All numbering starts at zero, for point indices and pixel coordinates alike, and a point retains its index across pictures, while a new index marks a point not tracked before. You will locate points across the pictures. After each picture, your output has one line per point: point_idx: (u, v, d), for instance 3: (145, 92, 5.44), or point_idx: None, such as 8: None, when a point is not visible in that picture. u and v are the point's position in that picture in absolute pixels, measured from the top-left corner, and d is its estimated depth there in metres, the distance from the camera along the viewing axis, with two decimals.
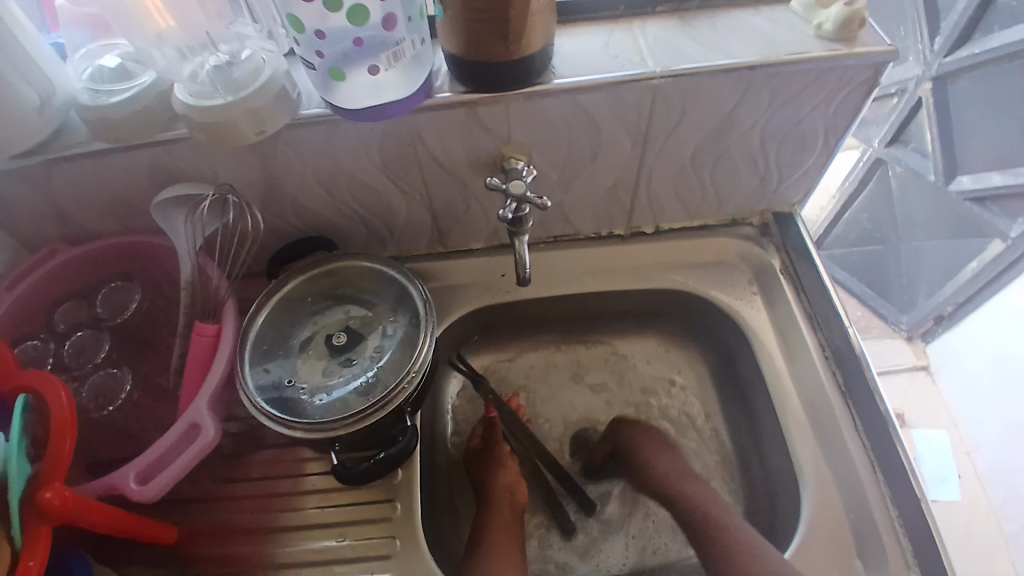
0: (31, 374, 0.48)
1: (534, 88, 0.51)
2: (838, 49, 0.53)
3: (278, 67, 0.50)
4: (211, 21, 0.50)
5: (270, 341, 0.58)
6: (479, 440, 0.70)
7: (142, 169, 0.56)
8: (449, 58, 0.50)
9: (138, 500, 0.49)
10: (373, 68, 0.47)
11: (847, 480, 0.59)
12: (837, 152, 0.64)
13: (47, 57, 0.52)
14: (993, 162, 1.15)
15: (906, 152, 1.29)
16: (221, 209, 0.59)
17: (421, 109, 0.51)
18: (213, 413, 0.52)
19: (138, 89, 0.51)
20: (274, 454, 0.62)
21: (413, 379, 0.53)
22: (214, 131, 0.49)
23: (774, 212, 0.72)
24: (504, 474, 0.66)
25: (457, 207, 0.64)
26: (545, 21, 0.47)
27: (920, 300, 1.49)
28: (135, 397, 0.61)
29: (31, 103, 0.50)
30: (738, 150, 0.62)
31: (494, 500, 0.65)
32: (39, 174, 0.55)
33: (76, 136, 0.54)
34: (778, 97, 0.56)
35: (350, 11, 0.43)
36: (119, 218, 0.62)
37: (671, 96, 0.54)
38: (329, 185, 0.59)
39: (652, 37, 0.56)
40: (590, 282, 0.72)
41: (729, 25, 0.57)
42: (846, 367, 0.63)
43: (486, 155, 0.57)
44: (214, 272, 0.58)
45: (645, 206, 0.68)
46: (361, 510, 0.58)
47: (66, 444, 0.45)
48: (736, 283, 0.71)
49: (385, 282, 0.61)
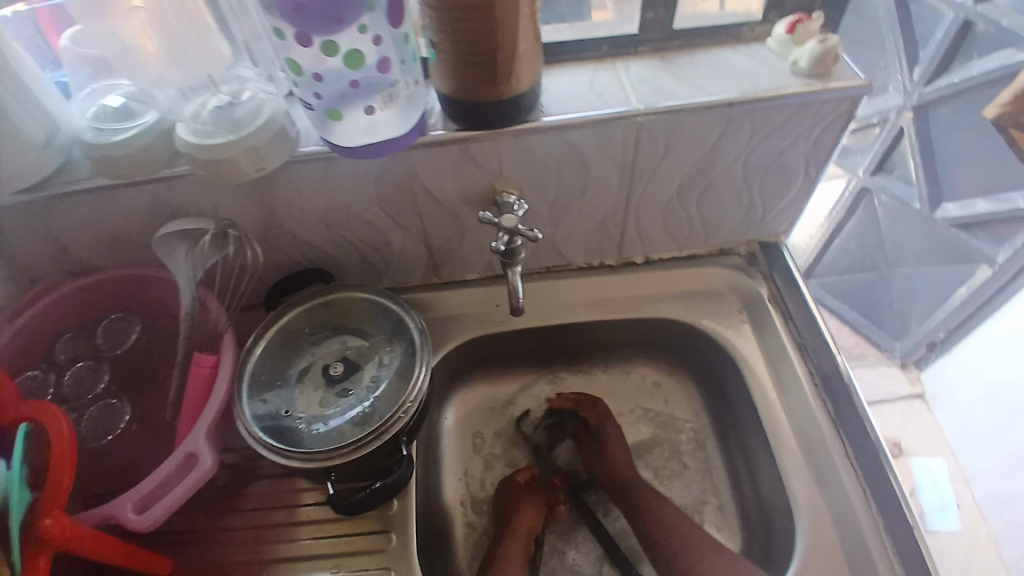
0: (31, 404, 0.49)
1: (524, 125, 0.53)
2: (814, 85, 0.56)
3: (278, 106, 0.52)
4: (212, 63, 0.54)
5: (267, 372, 0.59)
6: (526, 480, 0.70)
7: (144, 206, 0.58)
8: (442, 98, 0.52)
9: (134, 529, 0.49)
10: (369, 108, 0.49)
11: (840, 509, 0.59)
12: (818, 183, 0.66)
13: (50, 95, 0.54)
14: (978, 189, 1.18)
15: (891, 180, 1.33)
16: (222, 242, 0.60)
17: (415, 146, 0.53)
18: (210, 443, 0.52)
19: (141, 129, 0.52)
20: (267, 487, 0.62)
21: (408, 409, 0.54)
22: (216, 167, 0.51)
23: (761, 242, 0.74)
24: (527, 517, 0.65)
25: (452, 239, 0.66)
26: (532, 62, 0.49)
27: (912, 326, 1.50)
28: (134, 428, 0.61)
29: (33, 138, 0.52)
30: (723, 183, 0.64)
31: (514, 530, 0.64)
32: (42, 209, 0.57)
33: (78, 171, 0.56)
34: (760, 131, 0.58)
35: (346, 54, 0.46)
36: (119, 252, 0.64)
37: (656, 131, 0.56)
38: (327, 220, 0.61)
39: (637, 76, 0.59)
40: (582, 311, 0.73)
41: (711, 63, 0.60)
42: (836, 395, 0.64)
43: (478, 190, 0.59)
44: (214, 303, 0.59)
45: (634, 237, 0.70)
46: (355, 541, 0.58)
47: (67, 475, 0.46)
48: (726, 312, 0.72)
49: (381, 313, 0.63)
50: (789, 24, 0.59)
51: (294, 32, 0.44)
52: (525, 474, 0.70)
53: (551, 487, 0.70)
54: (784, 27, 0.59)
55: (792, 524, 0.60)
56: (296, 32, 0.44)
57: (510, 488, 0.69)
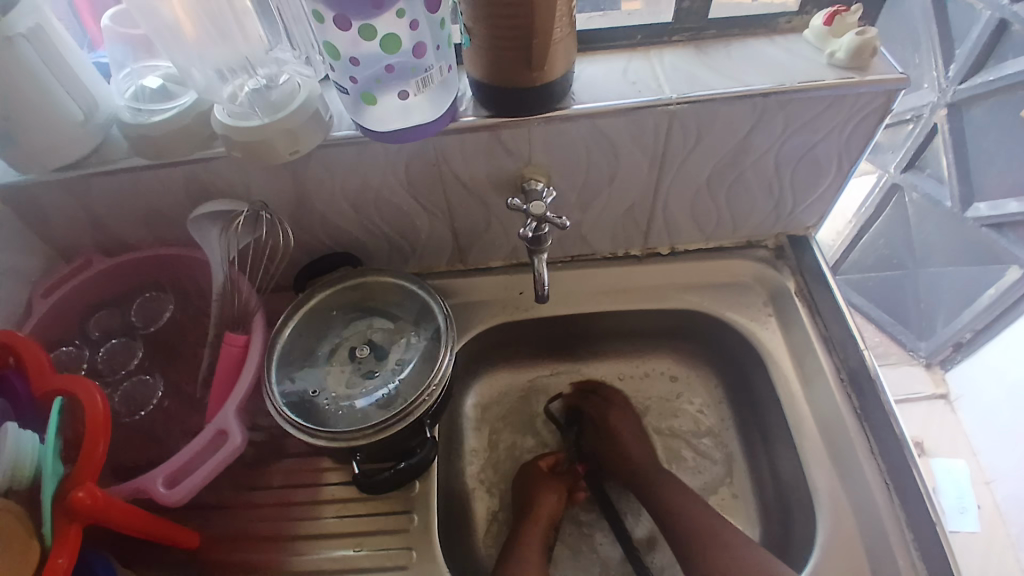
0: (66, 376, 0.50)
1: (555, 113, 0.53)
2: (851, 77, 0.55)
3: (312, 90, 0.53)
4: (251, 45, 0.54)
5: (296, 353, 0.60)
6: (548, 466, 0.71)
7: (178, 185, 0.59)
8: (474, 84, 0.52)
9: (166, 503, 0.50)
10: (403, 93, 0.49)
11: (862, 501, 0.59)
12: (851, 177, 0.65)
13: (88, 73, 0.56)
14: (1009, 189, 1.16)
15: (922, 178, 1.30)
16: (255, 224, 0.61)
17: (446, 132, 0.54)
18: (239, 419, 0.54)
19: (179, 110, 0.54)
20: (293, 464, 0.63)
21: (433, 392, 0.54)
22: (250, 148, 0.51)
23: (789, 235, 0.74)
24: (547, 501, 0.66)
25: (478, 226, 0.66)
26: (566, 50, 0.49)
27: (939, 327, 1.48)
28: (166, 404, 0.63)
29: (72, 116, 0.54)
30: (753, 174, 0.63)
31: (535, 514, 0.65)
32: (78, 186, 0.58)
33: (115, 151, 0.57)
34: (793, 123, 0.58)
35: (383, 39, 0.46)
36: (153, 231, 0.65)
37: (687, 120, 0.56)
38: (356, 203, 0.62)
39: (670, 65, 0.59)
40: (605, 301, 0.73)
41: (746, 54, 0.59)
42: (862, 389, 0.64)
43: (507, 176, 0.59)
44: (245, 285, 0.60)
45: (661, 227, 0.70)
46: (377, 520, 0.60)
47: (99, 448, 0.47)
48: (752, 304, 0.72)
49: (409, 297, 0.63)
50: (826, 14, 0.58)
51: (333, 15, 0.44)
52: (547, 461, 0.71)
53: (573, 473, 0.71)
54: (821, 19, 0.58)
55: (813, 516, 0.60)
56: (335, 16, 0.44)
57: (531, 475, 0.69)
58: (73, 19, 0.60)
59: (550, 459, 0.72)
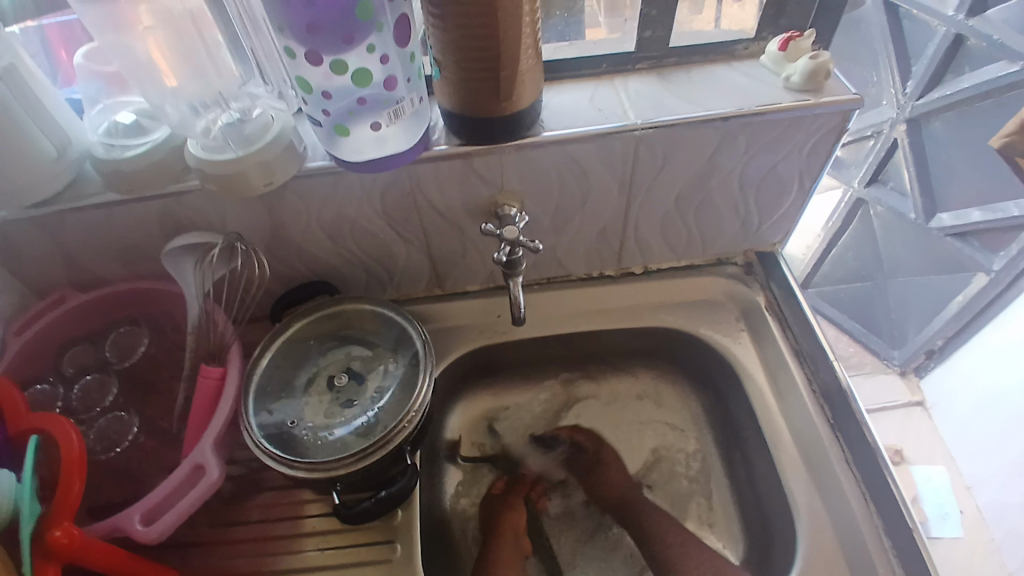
0: (41, 415, 0.49)
1: (525, 140, 0.55)
2: (807, 100, 0.57)
3: (287, 123, 0.54)
4: (224, 79, 0.54)
5: (273, 385, 0.60)
6: (500, 489, 0.71)
7: (153, 219, 0.59)
8: (446, 114, 0.54)
9: (141, 541, 0.49)
10: (376, 124, 0.50)
11: (839, 513, 0.60)
12: (813, 195, 0.68)
13: (63, 110, 0.56)
14: (972, 199, 1.22)
15: (885, 191, 1.37)
16: (230, 256, 0.60)
17: (419, 160, 0.55)
18: (217, 453, 0.53)
19: (151, 145, 0.54)
20: (272, 497, 0.62)
21: (412, 418, 0.54)
22: (225, 182, 0.52)
23: (758, 252, 0.76)
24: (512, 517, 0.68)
25: (455, 252, 0.67)
26: (534, 79, 0.51)
27: (910, 335, 1.52)
28: (141, 440, 0.61)
29: (47, 154, 0.54)
30: (720, 194, 0.65)
31: (502, 531, 0.67)
32: (52, 222, 0.58)
33: (89, 186, 0.57)
34: (756, 144, 0.60)
35: (355, 73, 0.47)
36: (128, 265, 0.65)
37: (654, 145, 0.58)
38: (332, 232, 0.62)
39: (635, 92, 0.61)
40: (583, 321, 0.74)
41: (706, 80, 0.61)
42: (834, 403, 0.65)
43: (481, 203, 0.61)
44: (221, 317, 0.60)
45: (634, 249, 0.72)
46: (359, 552, 0.59)
47: (76, 487, 0.46)
48: (726, 322, 0.73)
49: (386, 324, 0.64)
50: (781, 40, 0.60)
51: (305, 51, 0.45)
52: (499, 484, 0.72)
53: (520, 483, 0.72)
54: (777, 45, 0.61)
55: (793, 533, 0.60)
56: (306, 51, 0.45)
57: (490, 501, 0.70)
58: (44, 56, 0.60)
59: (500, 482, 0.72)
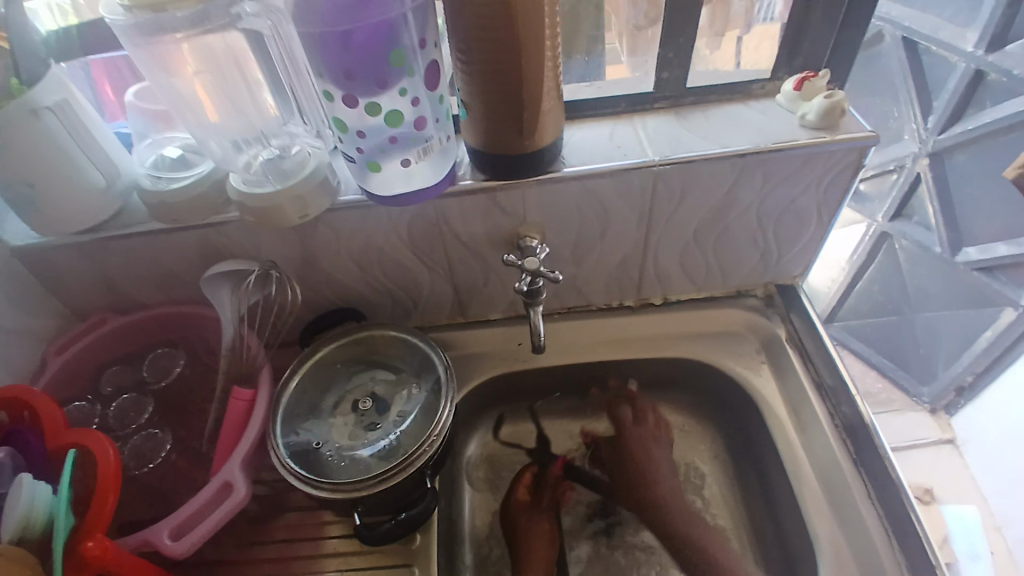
0: (80, 431, 0.51)
1: (547, 175, 0.57)
2: (822, 137, 0.59)
3: (322, 159, 0.57)
4: (265, 119, 0.59)
5: (301, 407, 0.62)
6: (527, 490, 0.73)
7: (192, 248, 0.62)
8: (471, 150, 0.56)
9: (169, 556, 0.51)
10: (405, 160, 0.53)
11: (862, 548, 0.59)
12: (832, 229, 0.69)
13: (112, 143, 0.60)
14: (997, 233, 1.21)
15: (909, 225, 1.36)
16: (265, 282, 0.64)
17: (446, 194, 0.57)
18: (244, 473, 0.55)
19: (198, 177, 0.58)
20: (295, 518, 0.64)
21: (433, 442, 0.56)
22: (263, 213, 0.55)
23: (777, 284, 0.77)
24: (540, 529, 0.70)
25: (477, 281, 0.69)
26: (555, 117, 0.53)
27: (940, 370, 1.49)
28: (172, 458, 0.64)
29: (95, 184, 0.58)
30: (738, 227, 0.67)
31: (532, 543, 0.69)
32: (97, 249, 0.61)
33: (134, 216, 0.61)
34: (773, 179, 0.61)
35: (387, 114, 0.50)
36: (165, 290, 0.68)
37: (671, 179, 0.60)
38: (361, 260, 0.65)
39: (653, 130, 0.63)
40: (602, 350, 0.75)
41: (722, 118, 0.64)
42: (858, 438, 0.65)
43: (504, 234, 0.63)
44: (254, 341, 0.63)
45: (653, 280, 0.73)
46: (379, 575, 0.60)
47: (110, 500, 0.48)
48: (745, 353, 0.74)
49: (410, 350, 0.66)
50: (796, 80, 0.62)
51: (341, 94, 0.48)
52: (524, 482, 0.74)
53: (548, 484, 0.74)
54: (793, 83, 0.63)
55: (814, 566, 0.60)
56: (343, 94, 0.48)
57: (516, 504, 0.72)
58: (91, 90, 0.65)
59: (526, 479, 0.74)
